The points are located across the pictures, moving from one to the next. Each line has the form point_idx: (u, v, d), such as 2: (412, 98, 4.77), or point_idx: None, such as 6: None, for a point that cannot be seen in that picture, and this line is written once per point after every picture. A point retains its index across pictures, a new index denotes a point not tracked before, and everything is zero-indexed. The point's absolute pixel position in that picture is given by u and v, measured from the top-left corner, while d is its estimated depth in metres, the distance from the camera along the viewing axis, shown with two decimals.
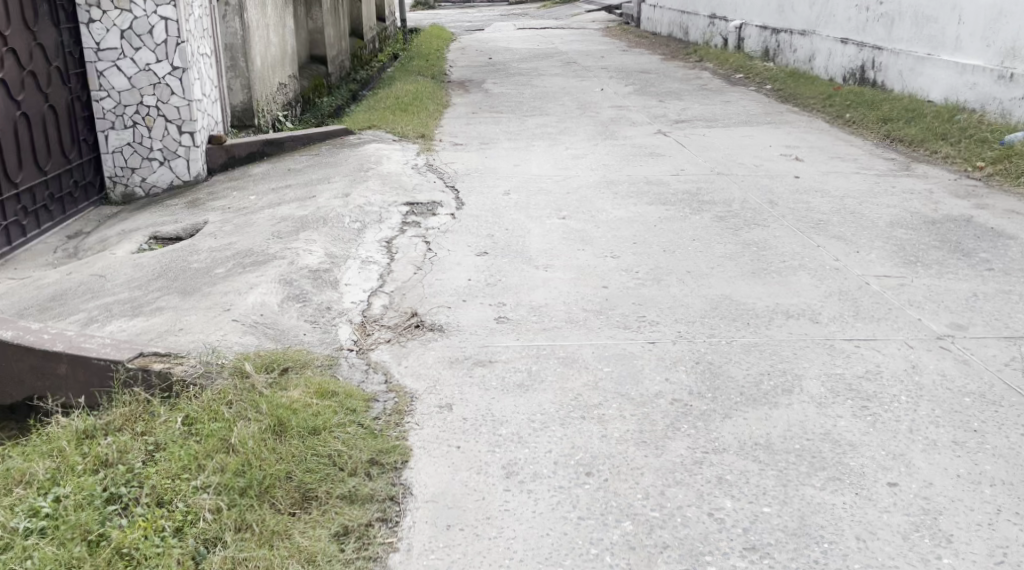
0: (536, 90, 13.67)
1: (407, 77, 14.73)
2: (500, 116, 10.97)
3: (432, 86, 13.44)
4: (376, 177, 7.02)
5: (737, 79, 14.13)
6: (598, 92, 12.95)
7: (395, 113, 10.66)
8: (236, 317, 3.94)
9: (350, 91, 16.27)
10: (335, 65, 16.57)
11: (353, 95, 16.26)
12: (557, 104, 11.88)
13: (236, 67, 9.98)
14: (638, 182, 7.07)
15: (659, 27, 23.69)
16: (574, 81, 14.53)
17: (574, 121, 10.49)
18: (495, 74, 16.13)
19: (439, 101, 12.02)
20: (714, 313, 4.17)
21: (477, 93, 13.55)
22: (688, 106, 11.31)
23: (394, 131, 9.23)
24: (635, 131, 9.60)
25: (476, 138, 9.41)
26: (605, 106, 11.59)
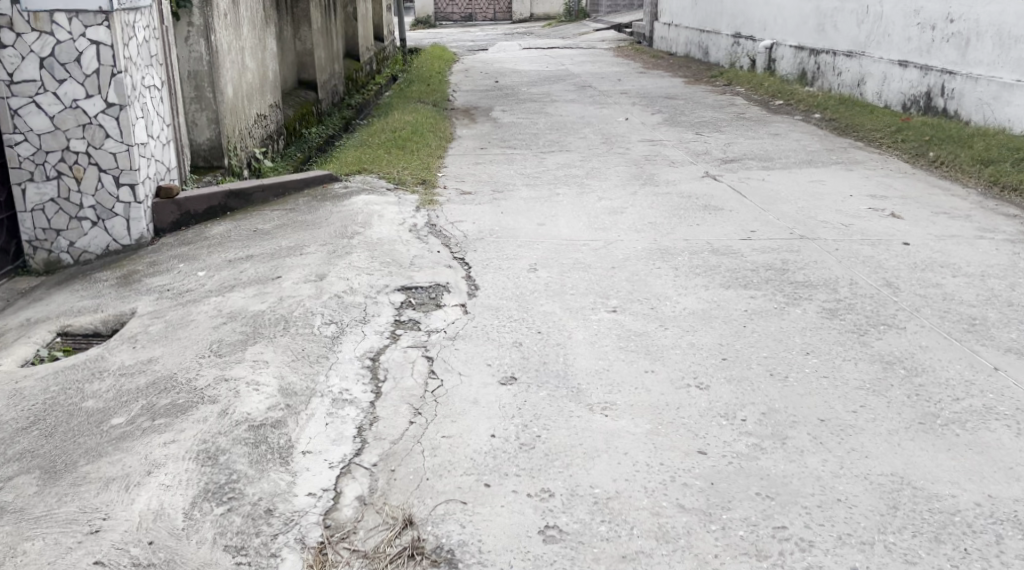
0: (551, 120, 12.10)
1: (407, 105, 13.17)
2: (514, 153, 9.42)
3: (435, 115, 11.85)
4: (363, 245, 5.45)
5: (776, 106, 12.58)
6: (624, 122, 11.39)
7: (389, 151, 9.04)
8: (100, 554, 2.51)
9: (344, 119, 14.72)
10: (326, 89, 15.05)
11: (347, 123, 14.71)
12: (579, 138, 10.33)
13: (201, 97, 8.41)
14: (701, 250, 5.49)
15: (675, 47, 22.19)
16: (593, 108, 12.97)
17: (602, 160, 8.92)
18: (504, 99, 14.58)
19: (442, 134, 10.44)
20: (898, 524, 2.64)
21: (483, 124, 11.99)
22: (732, 139, 9.75)
23: (388, 176, 7.61)
24: (677, 173, 8.03)
25: (488, 183, 7.85)
26: (634, 140, 10.02)
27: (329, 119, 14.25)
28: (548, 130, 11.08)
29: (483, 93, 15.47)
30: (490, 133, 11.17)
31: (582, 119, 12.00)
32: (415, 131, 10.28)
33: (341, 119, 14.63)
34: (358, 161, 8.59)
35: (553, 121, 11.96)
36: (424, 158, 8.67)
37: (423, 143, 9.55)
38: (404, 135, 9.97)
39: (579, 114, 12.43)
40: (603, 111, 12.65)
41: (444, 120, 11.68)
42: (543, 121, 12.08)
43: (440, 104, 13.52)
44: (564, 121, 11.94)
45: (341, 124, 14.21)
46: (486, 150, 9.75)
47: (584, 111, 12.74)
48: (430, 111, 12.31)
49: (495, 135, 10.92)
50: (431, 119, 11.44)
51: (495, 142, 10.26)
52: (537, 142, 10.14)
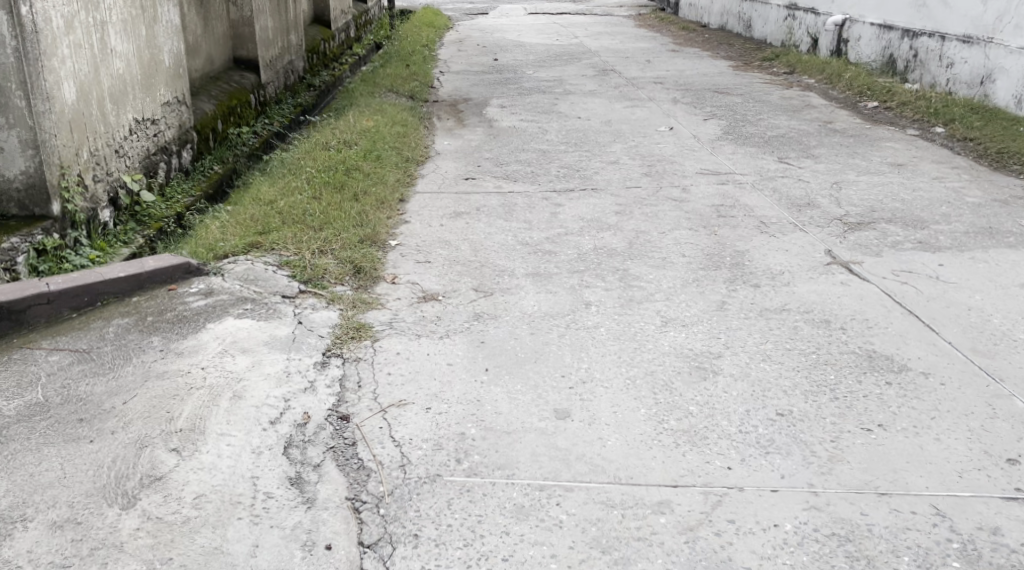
0: (566, 124, 8.90)
1: (373, 98, 9.92)
2: (511, 199, 6.27)
3: (405, 117, 8.62)
4: (145, 539, 2.47)
5: (870, 110, 9.35)
6: (670, 134, 8.20)
7: (311, 193, 5.86)
8: None
9: (298, 109, 11.47)
10: (276, 66, 11.78)
11: (301, 115, 11.47)
12: (609, 166, 7.18)
13: (8, 107, 5.23)
14: (943, 563, 2.46)
15: (707, 17, 18.81)
16: (622, 106, 9.74)
17: (650, 216, 5.79)
18: (504, 87, 11.32)
19: (406, 154, 7.26)
20: None
21: (472, 130, 8.78)
22: (840, 175, 6.60)
23: (294, 260, 4.47)
24: (782, 255, 4.91)
25: (468, 271, 4.71)
26: (691, 172, 6.87)
27: (278, 109, 11.02)
28: (562, 146, 7.90)
29: (475, 78, 12.18)
30: (481, 149, 7.99)
31: (609, 124, 8.81)
32: (367, 148, 7.09)
33: (293, 108, 11.40)
34: (258, 214, 5.43)
35: (566, 127, 8.75)
36: (361, 211, 5.50)
37: (370, 174, 6.36)
38: (349, 157, 6.79)
39: (604, 116, 9.22)
40: (637, 111, 9.44)
41: (414, 124, 8.47)
42: (554, 126, 8.87)
43: (419, 97, 10.29)
44: (582, 127, 8.71)
45: (291, 118, 10.98)
46: (469, 188, 6.59)
47: (612, 110, 9.53)
48: (399, 109, 9.07)
49: (486, 153, 7.73)
50: (397, 124, 8.23)
51: (484, 171, 7.09)
52: (545, 174, 6.99)
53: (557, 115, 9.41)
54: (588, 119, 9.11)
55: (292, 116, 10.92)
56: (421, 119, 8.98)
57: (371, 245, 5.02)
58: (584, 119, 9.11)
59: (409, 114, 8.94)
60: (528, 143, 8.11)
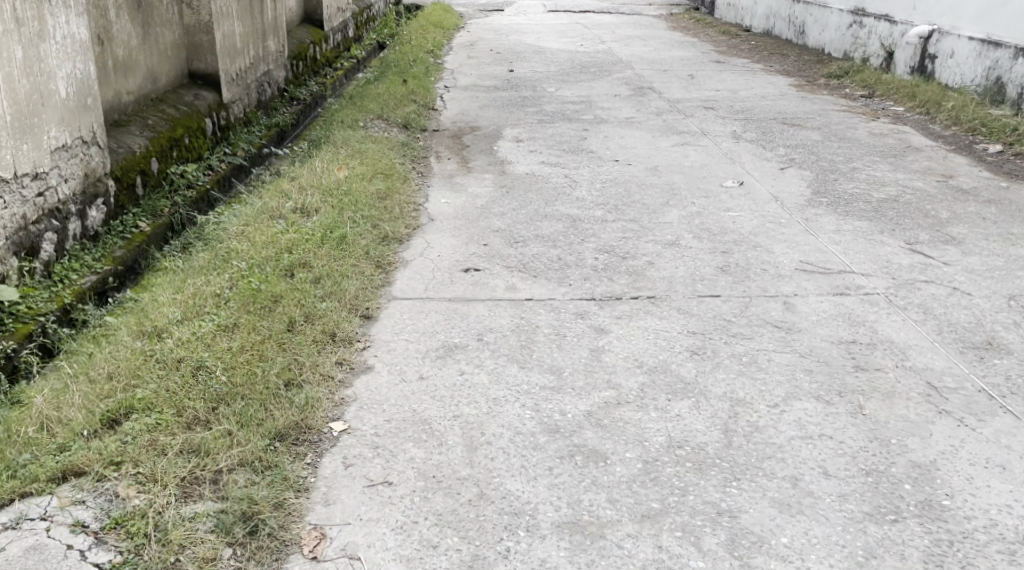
0: (600, 171, 6.80)
1: (353, 130, 7.84)
2: (527, 319, 4.19)
3: (389, 163, 6.56)
4: None
5: (994, 155, 7.24)
6: (743, 194, 6.11)
7: (217, 317, 3.83)
8: None
9: (274, 131, 9.38)
10: (252, 78, 9.62)
11: (277, 138, 9.38)
12: (667, 249, 5.10)
13: None
14: None
15: (749, 20, 16.63)
16: (671, 143, 7.64)
17: (745, 363, 3.73)
18: (519, 111, 9.22)
19: (381, 230, 5.20)
20: None
21: (475, 180, 6.69)
22: (1014, 281, 4.52)
23: (133, 521, 2.55)
24: (997, 481, 2.89)
25: (456, 522, 2.69)
26: (788, 265, 4.79)
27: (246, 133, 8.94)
28: (599, 210, 5.82)
29: (486, 96, 10.06)
30: (488, 211, 5.92)
31: (657, 173, 6.70)
32: (326, 225, 5.03)
33: (267, 130, 9.31)
34: (123, 368, 3.41)
35: (602, 176, 6.64)
36: (287, 365, 3.45)
37: (319, 276, 4.31)
38: (298, 243, 4.75)
39: (648, 159, 7.12)
40: (691, 151, 7.34)
41: (398, 173, 6.38)
42: (585, 173, 6.78)
43: (411, 130, 8.22)
44: (621, 177, 6.61)
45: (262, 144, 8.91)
46: (469, 294, 4.51)
47: (658, 149, 7.43)
48: (382, 151, 6.97)
49: (492, 223, 5.65)
50: (376, 176, 6.13)
51: (491, 257, 5.04)
52: (578, 264, 4.91)
53: (588, 156, 7.31)
54: (627, 164, 6.99)
55: (262, 142, 8.84)
56: (407, 164, 6.87)
57: (290, 451, 2.99)
58: (623, 163, 7.00)
59: (394, 159, 6.85)
60: (552, 202, 6.02)
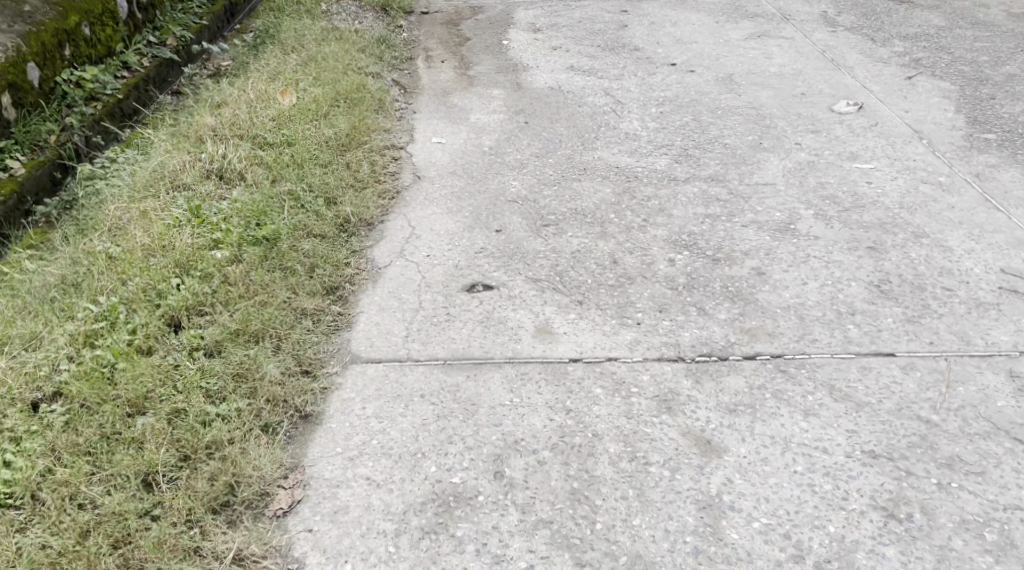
0: (651, 85, 5.03)
1: (312, 20, 5.84)
2: (575, 418, 2.43)
3: (358, 80, 4.71)
4: None
5: None
6: (869, 125, 4.29)
7: (7, 467, 2.16)
8: None
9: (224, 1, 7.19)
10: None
11: (228, 12, 7.21)
12: (780, 243, 3.33)
13: None
14: None
15: None
16: (739, 39, 5.75)
17: (992, 553, 2.08)
18: None
19: (338, 214, 3.42)
20: None
21: (480, 102, 4.87)
22: None
23: None
24: None
25: None
26: (984, 279, 3.01)
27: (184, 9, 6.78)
28: (663, 158, 4.10)
29: None
30: (503, 153, 4.21)
31: (734, 87, 4.93)
32: (247, 213, 3.22)
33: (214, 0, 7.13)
34: None
35: (656, 95, 4.88)
36: None
37: (218, 341, 2.53)
38: (200, 255, 2.92)
39: (717, 62, 5.32)
40: (771, 51, 5.45)
41: (368, 101, 4.51)
42: (633, 86, 5.01)
43: (391, 18, 6.23)
44: (681, 96, 4.83)
45: (205, 25, 6.78)
46: (475, 348, 2.76)
47: (726, 48, 5.57)
48: (347, 60, 5.03)
49: (506, 193, 3.84)
50: (333, 111, 4.25)
51: (506, 263, 3.28)
52: (642, 278, 3.16)
53: (630, 61, 5.44)
54: (689, 70, 5.22)
55: (204, 23, 6.72)
56: (383, 81, 4.98)
57: None
58: (682, 70, 5.24)
59: (363, 74, 4.93)
60: (586, 151, 4.20)
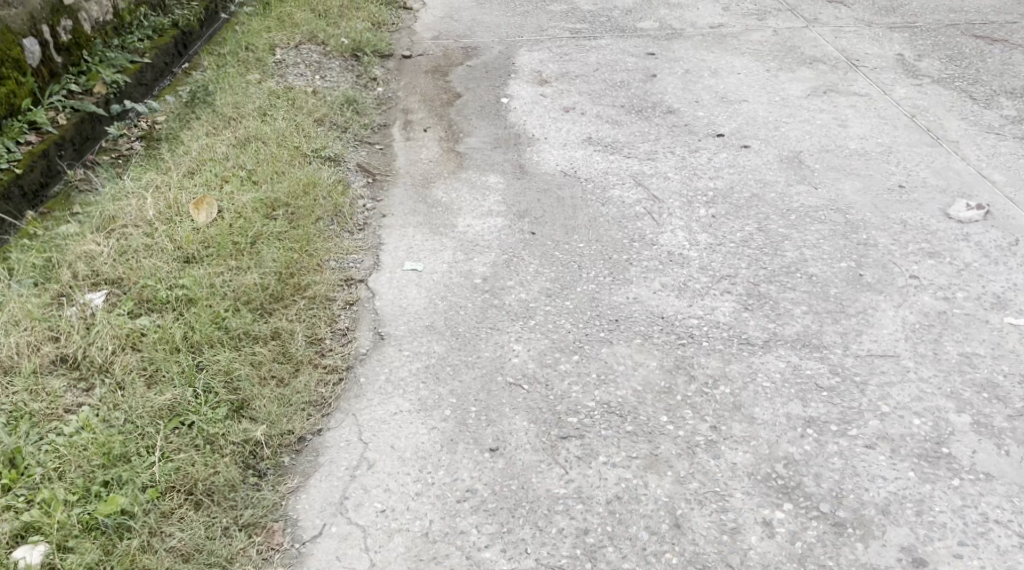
0: (696, 170, 3.92)
1: (260, 79, 4.67)
2: None
3: (308, 179, 3.54)
4: None
5: None
6: (1007, 243, 3.16)
7: None
8: None
9: (180, 26, 5.45)
10: None
11: (181, 43, 5.42)
12: (934, 489, 2.25)
13: None
14: None
15: None
16: (797, 97, 4.64)
17: None
18: (540, 23, 6.10)
19: (244, 439, 2.33)
20: None
21: (474, 200, 3.75)
22: None
23: None
24: None
25: None
26: None
27: (122, 38, 5.02)
28: (725, 301, 2.94)
29: None
30: (506, 288, 3.08)
31: (806, 172, 3.82)
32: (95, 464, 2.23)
33: (164, 23, 5.36)
34: None
35: (701, 190, 3.73)
36: None
37: None
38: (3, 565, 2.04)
39: (780, 133, 4.22)
40: (839, 117, 4.34)
41: (319, 213, 3.36)
42: (671, 171, 3.92)
43: (364, 68, 5.11)
44: (735, 191, 3.70)
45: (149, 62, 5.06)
46: None
47: (783, 112, 4.45)
48: (296, 143, 3.86)
49: (504, 370, 2.64)
50: (267, 233, 3.09)
51: (506, 528, 2.19)
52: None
53: (664, 132, 4.32)
54: (739, 146, 4.11)
55: (147, 61, 4.99)
56: (345, 174, 3.83)
57: None
58: (733, 146, 4.12)
59: (315, 165, 3.76)
60: (614, 291, 3.04)
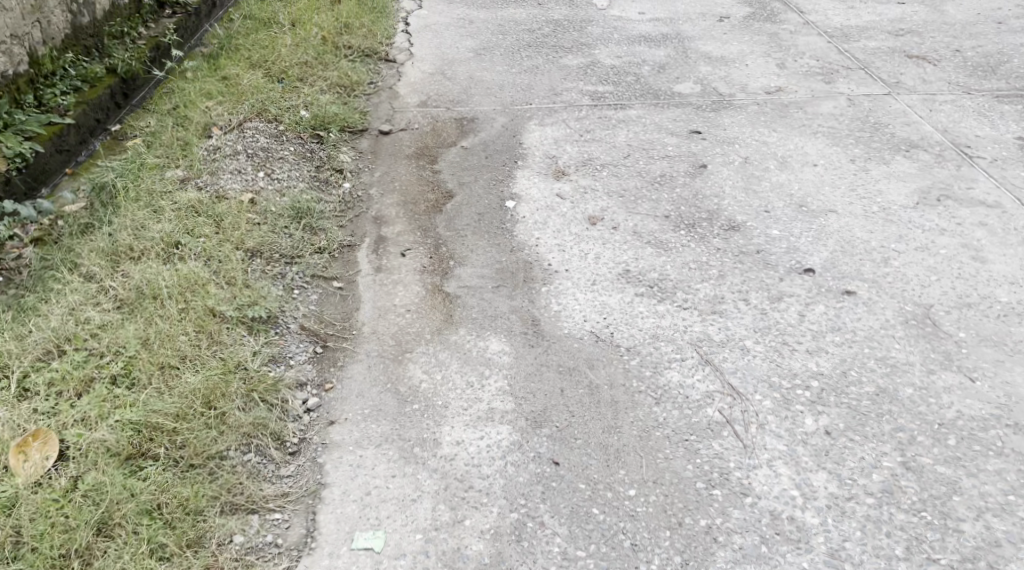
0: (786, 338, 2.73)
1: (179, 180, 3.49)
2: None
3: (215, 375, 2.41)
4: None
5: None
6: None
7: None
8: None
9: (118, 74, 4.30)
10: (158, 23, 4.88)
11: (121, 93, 4.31)
12: None
13: None
14: None
15: None
16: (902, 206, 3.46)
17: None
18: (553, 81, 4.96)
19: None
20: None
21: (464, 388, 2.57)
22: None
23: None
24: None
25: None
26: None
27: (39, 92, 3.93)
28: None
29: (486, 33, 5.71)
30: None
31: (948, 348, 2.63)
32: None
33: (98, 70, 4.22)
34: None
35: (801, 379, 2.53)
36: None
37: None
38: None
39: (894, 267, 3.06)
40: (971, 244, 3.19)
41: (221, 445, 2.27)
42: (750, 338, 2.73)
43: (327, 155, 3.96)
44: (852, 384, 2.50)
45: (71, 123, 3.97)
46: None
47: (890, 232, 3.28)
48: (208, 297, 2.68)
49: None
50: (120, 512, 2.11)
51: None
52: None
53: (728, 268, 3.12)
54: (840, 291, 2.94)
55: (69, 121, 3.91)
56: (279, 343, 2.66)
57: None
58: (833, 292, 2.94)
59: (232, 334, 2.58)
60: None
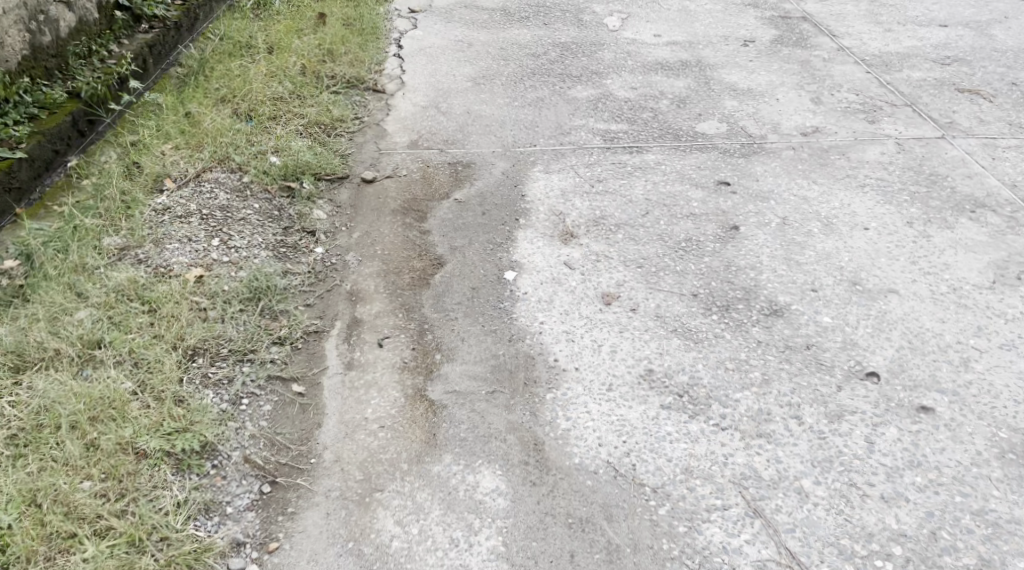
0: (854, 477, 2.25)
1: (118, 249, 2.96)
2: None
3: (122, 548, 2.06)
4: None
5: None
6: None
7: None
8: None
9: (82, 98, 3.75)
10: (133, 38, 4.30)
11: (87, 120, 3.75)
12: None
13: None
14: None
15: None
16: (976, 286, 2.93)
17: None
18: (562, 116, 4.41)
19: None
20: None
21: (448, 550, 2.13)
22: None
23: None
24: None
25: None
26: None
27: None
28: None
29: (487, 57, 5.16)
30: None
31: None
32: None
33: (57, 95, 3.67)
34: None
35: (880, 545, 2.12)
36: None
37: None
38: None
39: (968, 371, 2.55)
40: None
41: None
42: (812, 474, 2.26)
43: (298, 211, 3.41)
44: (944, 554, 2.10)
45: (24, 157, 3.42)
46: None
47: (965, 320, 2.76)
48: (126, 427, 2.27)
49: None
50: None
51: None
52: None
53: (774, 371, 2.56)
54: (914, 407, 2.41)
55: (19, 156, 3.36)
56: (214, 486, 2.23)
57: None
58: (906, 408, 2.41)
59: (150, 477, 2.20)
60: None
